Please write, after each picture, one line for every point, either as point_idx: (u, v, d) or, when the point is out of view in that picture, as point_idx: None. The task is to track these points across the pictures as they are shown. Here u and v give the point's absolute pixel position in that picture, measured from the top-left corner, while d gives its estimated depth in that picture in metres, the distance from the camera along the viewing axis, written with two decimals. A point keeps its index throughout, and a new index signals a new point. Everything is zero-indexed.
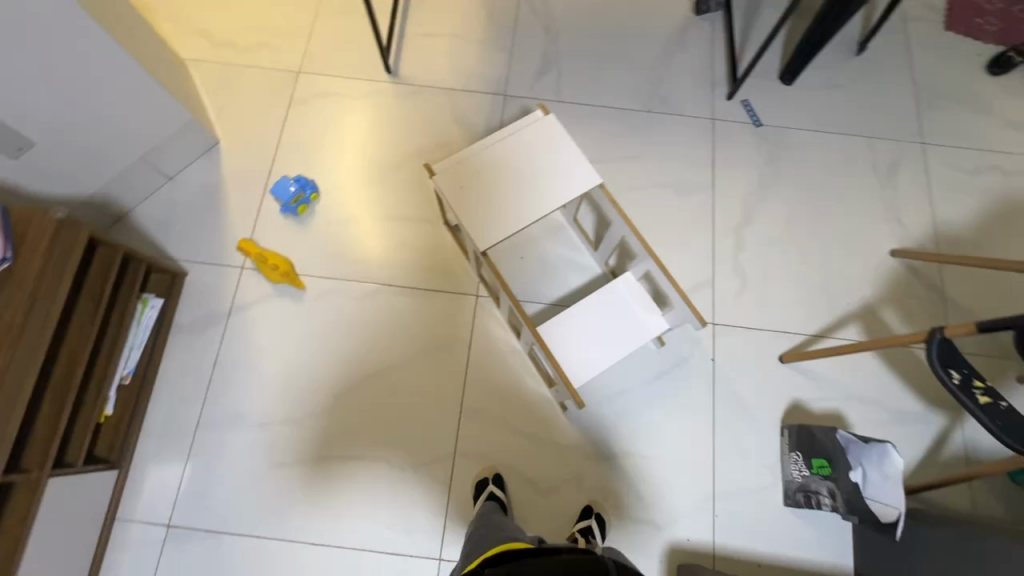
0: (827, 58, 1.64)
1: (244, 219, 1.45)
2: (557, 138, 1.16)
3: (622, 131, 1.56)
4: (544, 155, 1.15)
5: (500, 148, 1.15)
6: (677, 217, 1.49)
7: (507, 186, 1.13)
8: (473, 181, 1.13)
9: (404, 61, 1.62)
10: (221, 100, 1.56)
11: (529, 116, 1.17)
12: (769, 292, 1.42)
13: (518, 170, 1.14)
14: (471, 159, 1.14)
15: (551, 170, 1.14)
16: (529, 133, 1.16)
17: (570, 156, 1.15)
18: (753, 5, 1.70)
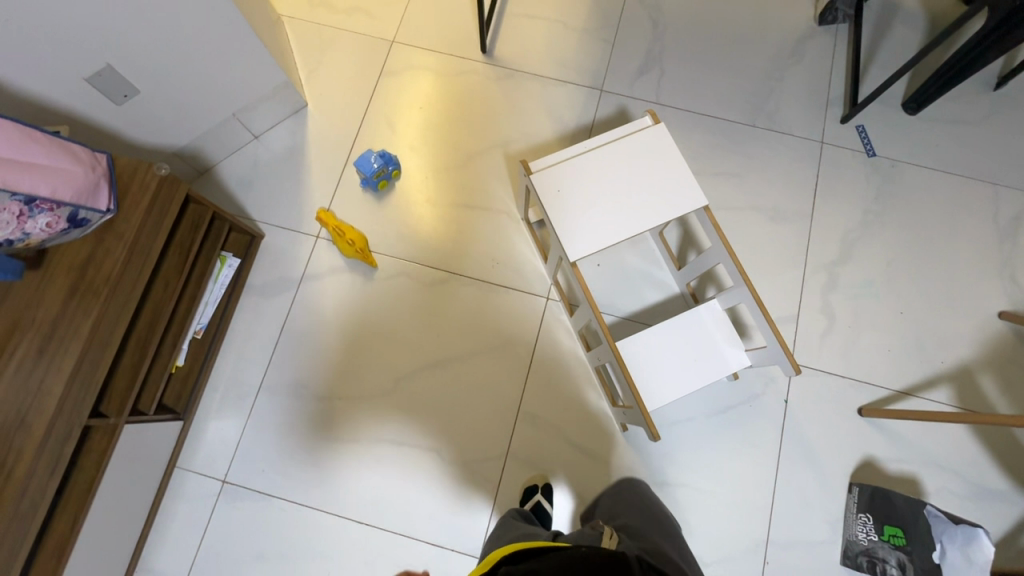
0: (960, 89, 1.49)
1: (324, 187, 1.44)
2: (664, 149, 1.09)
3: (721, 143, 1.46)
4: (647, 168, 1.08)
5: (603, 153, 1.09)
6: (768, 244, 1.39)
7: (604, 195, 1.07)
8: (570, 185, 1.07)
9: (500, 41, 1.55)
10: (313, 62, 1.54)
11: (636, 123, 1.12)
12: (855, 338, 1.33)
13: (618, 180, 1.08)
14: (570, 162, 1.09)
15: (653, 184, 1.07)
16: (634, 142, 1.10)
17: (676, 172, 1.08)
18: (885, 20, 1.54)
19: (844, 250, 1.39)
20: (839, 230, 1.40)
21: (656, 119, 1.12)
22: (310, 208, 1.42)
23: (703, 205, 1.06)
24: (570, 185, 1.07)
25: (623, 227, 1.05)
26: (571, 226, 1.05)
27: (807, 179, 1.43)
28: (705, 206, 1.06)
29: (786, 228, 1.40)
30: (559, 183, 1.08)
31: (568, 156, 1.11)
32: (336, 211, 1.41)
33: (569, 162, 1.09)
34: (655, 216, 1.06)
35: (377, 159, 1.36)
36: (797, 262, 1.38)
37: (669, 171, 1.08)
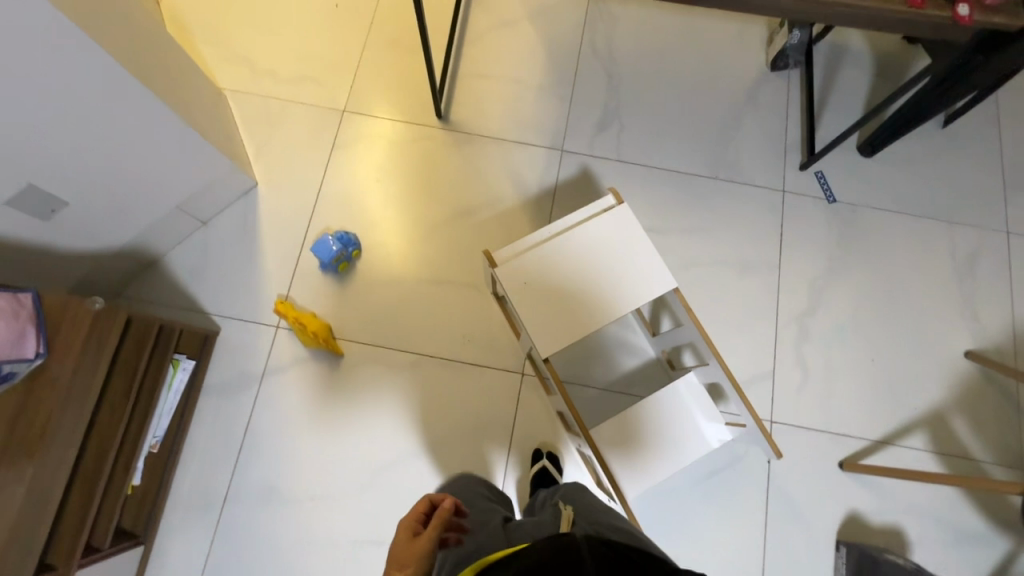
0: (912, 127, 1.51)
1: (281, 272, 1.37)
2: (629, 230, 1.07)
3: (685, 198, 1.45)
4: (613, 252, 1.06)
5: (567, 239, 1.07)
6: (739, 299, 1.39)
7: (571, 284, 1.04)
8: (536, 277, 1.05)
9: (455, 105, 1.51)
10: (261, 138, 1.47)
11: (600, 203, 1.10)
12: (830, 390, 1.34)
13: (585, 267, 1.05)
14: (535, 252, 1.06)
15: (620, 268, 1.05)
16: (599, 225, 1.07)
17: (643, 254, 1.06)
18: (834, 62, 1.56)
19: (813, 299, 1.40)
20: (807, 279, 1.40)
21: (620, 197, 1.10)
22: (267, 296, 1.35)
23: (673, 288, 1.04)
24: (536, 278, 1.05)
25: (594, 318, 1.03)
26: (540, 320, 1.03)
27: (771, 229, 1.43)
28: (675, 288, 1.04)
29: (756, 282, 1.39)
30: (525, 275, 1.05)
31: (532, 244, 1.08)
32: (295, 299, 1.35)
33: (533, 252, 1.06)
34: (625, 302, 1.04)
35: (335, 242, 1.32)
36: (768, 316, 1.38)
37: (636, 253, 1.06)
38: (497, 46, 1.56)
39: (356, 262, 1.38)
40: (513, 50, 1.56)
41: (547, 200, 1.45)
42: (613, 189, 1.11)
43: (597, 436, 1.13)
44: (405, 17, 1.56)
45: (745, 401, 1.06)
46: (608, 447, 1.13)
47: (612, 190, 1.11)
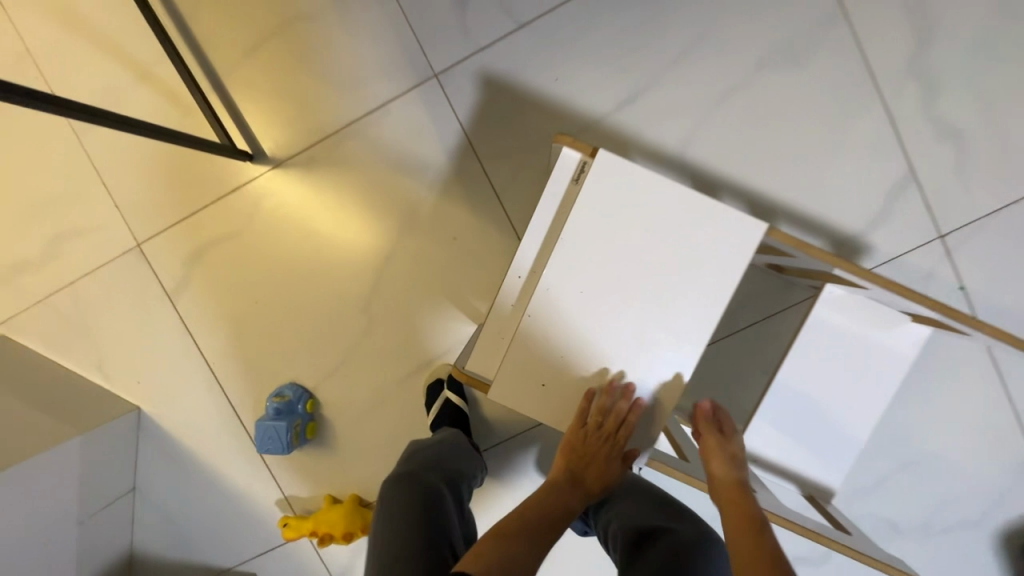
0: None
1: (252, 481, 1.01)
2: (634, 192, 0.61)
3: (648, 9, 0.86)
4: (635, 246, 0.62)
5: (558, 274, 0.63)
6: (809, 103, 0.87)
7: (610, 339, 0.64)
8: (562, 367, 0.64)
9: (254, 122, 0.94)
10: (87, 351, 1.00)
11: (558, 171, 0.64)
12: (1004, 137, 0.86)
13: (612, 298, 0.63)
14: (531, 336, 0.63)
15: (661, 262, 0.62)
16: (588, 225, 0.62)
17: (678, 214, 0.61)
18: None
19: (917, 22, 0.84)
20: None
21: (585, 149, 0.62)
22: (262, 512, 1.02)
23: (762, 231, 0.61)
24: (560, 367, 0.64)
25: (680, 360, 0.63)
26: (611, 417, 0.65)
27: None
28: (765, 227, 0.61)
29: (821, 62, 0.86)
30: (544, 376, 0.64)
31: (513, 321, 0.66)
32: (294, 498, 1.00)
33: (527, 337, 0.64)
34: (700, 302, 0.62)
35: (273, 419, 0.93)
36: (864, 96, 0.86)
37: (667, 220, 0.62)
38: None
39: (321, 411, 0.98)
40: None
41: (470, 162, 0.92)
42: (561, 141, 0.62)
43: (755, 454, 0.76)
44: (88, 49, 0.93)
45: (935, 305, 0.67)
46: (774, 455, 0.76)
47: (562, 144, 0.62)
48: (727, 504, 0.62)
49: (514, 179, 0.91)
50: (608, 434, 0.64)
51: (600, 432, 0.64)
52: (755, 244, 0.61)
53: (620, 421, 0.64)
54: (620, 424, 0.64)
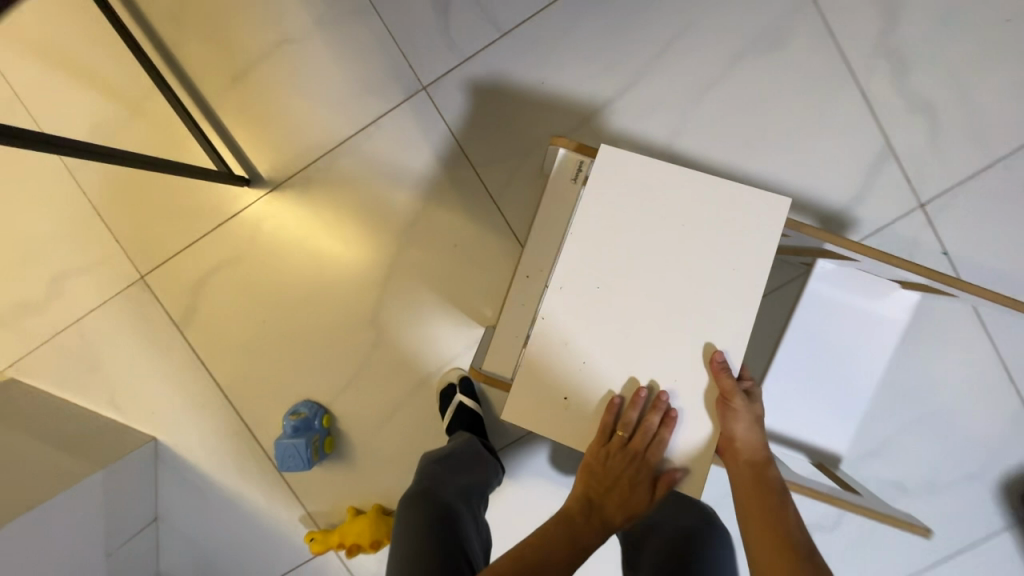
0: None
1: (273, 500, 1.02)
2: (647, 179, 0.62)
3: (625, 8, 0.89)
4: (655, 237, 0.62)
5: (573, 262, 0.62)
6: (787, 87, 0.90)
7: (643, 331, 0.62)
8: (587, 373, 0.62)
9: (248, 147, 0.95)
10: (98, 387, 1.01)
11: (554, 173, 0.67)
12: (973, 106, 0.90)
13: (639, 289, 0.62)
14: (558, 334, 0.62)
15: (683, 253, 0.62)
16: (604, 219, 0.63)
17: (696, 200, 0.62)
18: None
19: (883, 3, 0.88)
20: None
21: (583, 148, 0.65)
22: (285, 531, 1.03)
23: (780, 208, 0.61)
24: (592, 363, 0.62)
25: (724, 357, 0.60)
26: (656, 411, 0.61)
27: None
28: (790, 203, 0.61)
29: (795, 47, 0.89)
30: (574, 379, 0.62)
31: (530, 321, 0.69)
32: (317, 513, 1.01)
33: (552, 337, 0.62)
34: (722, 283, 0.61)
35: (291, 437, 0.94)
36: (838, 76, 0.89)
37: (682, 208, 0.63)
38: (217, 13, 0.92)
39: (337, 425, 0.99)
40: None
41: (464, 169, 0.94)
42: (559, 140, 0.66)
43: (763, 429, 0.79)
44: (76, 87, 0.94)
45: (919, 268, 0.69)
46: (781, 428, 0.79)
47: (560, 145, 0.66)
48: (752, 491, 0.61)
49: (508, 182, 0.94)
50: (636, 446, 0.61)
51: (625, 449, 0.61)
52: (778, 221, 0.61)
53: (647, 433, 0.60)
54: (649, 439, 0.60)
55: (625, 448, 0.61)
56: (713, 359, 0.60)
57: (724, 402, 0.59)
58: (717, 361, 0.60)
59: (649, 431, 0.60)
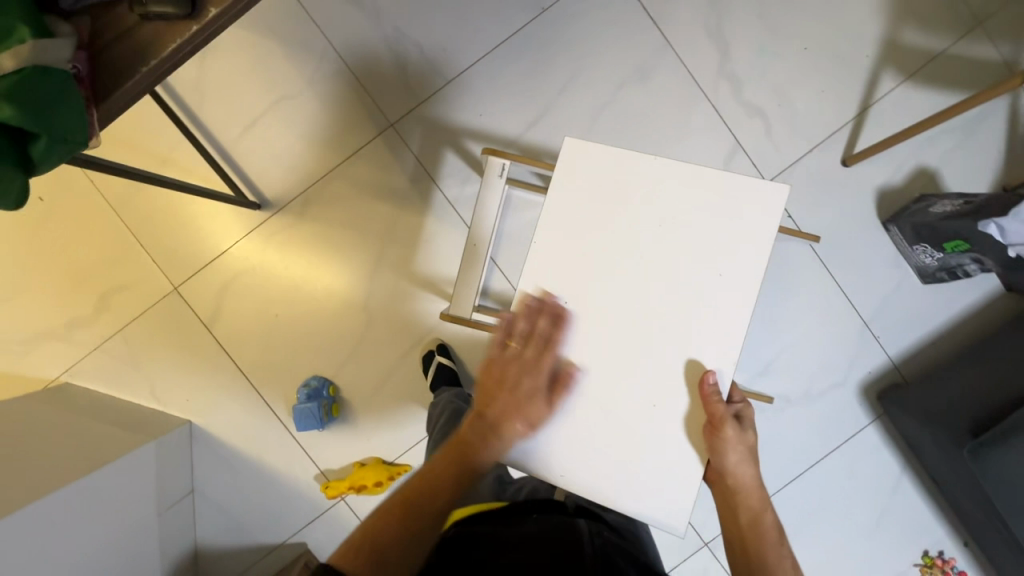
0: None
1: (293, 463, 1.24)
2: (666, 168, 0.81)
3: (537, 57, 1.22)
4: (665, 208, 0.80)
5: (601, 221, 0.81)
6: (659, 105, 1.23)
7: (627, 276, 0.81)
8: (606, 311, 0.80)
9: (258, 180, 1.23)
10: (141, 383, 1.23)
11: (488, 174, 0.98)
12: (792, 109, 1.24)
13: (632, 247, 0.81)
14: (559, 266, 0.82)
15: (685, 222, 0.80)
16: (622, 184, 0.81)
17: (709, 184, 0.80)
18: None
19: (718, 42, 1.23)
20: (699, 29, 1.23)
21: (503, 156, 0.96)
22: (304, 488, 1.25)
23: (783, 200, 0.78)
24: (584, 297, 0.81)
25: (709, 370, 0.77)
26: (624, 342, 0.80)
27: (631, 9, 1.22)
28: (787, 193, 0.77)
29: (661, 77, 1.23)
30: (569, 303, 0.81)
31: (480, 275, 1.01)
32: (330, 469, 1.24)
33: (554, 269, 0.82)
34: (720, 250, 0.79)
35: (306, 402, 1.18)
36: (694, 95, 1.23)
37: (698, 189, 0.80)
38: (229, 81, 1.21)
39: (342, 394, 1.24)
40: (247, 70, 1.21)
41: (428, 183, 1.23)
42: (486, 151, 0.97)
43: None
44: (120, 144, 1.20)
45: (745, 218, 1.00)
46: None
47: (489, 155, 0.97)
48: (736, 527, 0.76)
49: (462, 190, 1.23)
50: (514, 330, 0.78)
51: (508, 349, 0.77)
52: (772, 217, 0.78)
53: (526, 336, 0.78)
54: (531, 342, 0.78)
55: (522, 355, 0.77)
56: (703, 379, 0.77)
57: (715, 428, 0.75)
58: (709, 379, 0.76)
59: (538, 333, 0.79)
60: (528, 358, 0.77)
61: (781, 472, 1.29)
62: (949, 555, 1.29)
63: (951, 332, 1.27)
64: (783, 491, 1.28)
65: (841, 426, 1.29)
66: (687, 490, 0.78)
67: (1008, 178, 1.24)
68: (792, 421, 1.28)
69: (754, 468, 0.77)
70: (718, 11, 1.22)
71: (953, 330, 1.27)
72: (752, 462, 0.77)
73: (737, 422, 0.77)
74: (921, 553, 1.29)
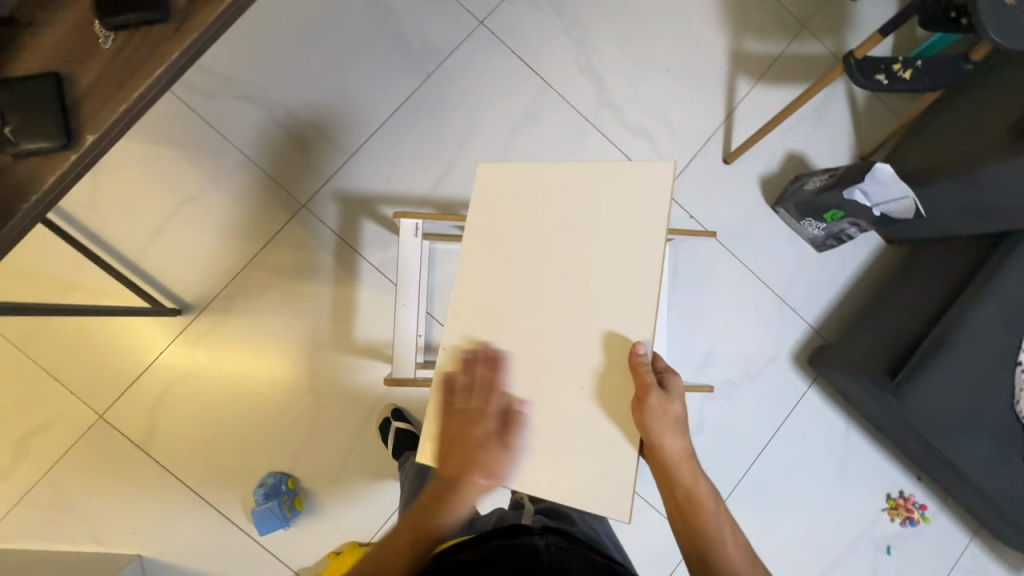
0: None
1: (263, 570, 1.16)
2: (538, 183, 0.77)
3: (431, 119, 1.29)
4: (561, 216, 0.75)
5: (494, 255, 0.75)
6: (553, 141, 1.33)
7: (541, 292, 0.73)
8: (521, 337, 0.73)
9: (175, 285, 1.19)
10: (76, 526, 1.13)
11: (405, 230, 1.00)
12: (671, 123, 1.37)
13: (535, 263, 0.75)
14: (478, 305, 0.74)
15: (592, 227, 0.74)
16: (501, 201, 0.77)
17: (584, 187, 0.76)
18: None
19: (591, 77, 1.35)
20: (573, 68, 1.35)
21: (415, 216, 1.00)
22: None
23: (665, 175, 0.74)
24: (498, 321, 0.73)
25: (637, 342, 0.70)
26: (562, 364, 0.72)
27: (509, 61, 1.32)
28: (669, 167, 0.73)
29: (549, 116, 1.33)
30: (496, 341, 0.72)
31: (417, 330, 1.01)
32: (303, 568, 1.17)
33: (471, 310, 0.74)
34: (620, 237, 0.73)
35: (264, 503, 1.12)
36: (583, 127, 1.34)
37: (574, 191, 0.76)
38: (127, 194, 1.19)
39: (302, 485, 1.19)
40: (144, 179, 1.20)
41: (350, 254, 1.24)
42: (398, 215, 1.01)
43: None
44: (15, 280, 1.14)
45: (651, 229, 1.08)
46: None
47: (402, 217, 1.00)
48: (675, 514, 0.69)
49: (386, 254, 1.25)
50: (480, 412, 0.68)
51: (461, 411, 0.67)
52: (665, 193, 0.73)
53: (467, 386, 0.69)
54: (474, 390, 0.69)
55: (470, 413, 0.67)
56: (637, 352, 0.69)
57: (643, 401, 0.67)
58: (638, 350, 0.69)
59: (478, 379, 0.70)
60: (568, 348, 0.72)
61: (746, 453, 1.35)
62: (909, 492, 1.38)
63: (852, 289, 1.41)
64: (751, 470, 1.34)
65: (784, 395, 1.37)
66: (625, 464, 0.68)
67: (861, 147, 1.42)
68: (742, 402, 1.36)
69: (684, 440, 0.69)
70: (586, 50, 1.35)
71: (853, 287, 1.41)
72: (680, 432, 0.68)
73: (661, 390, 0.68)
74: (885, 497, 1.38)
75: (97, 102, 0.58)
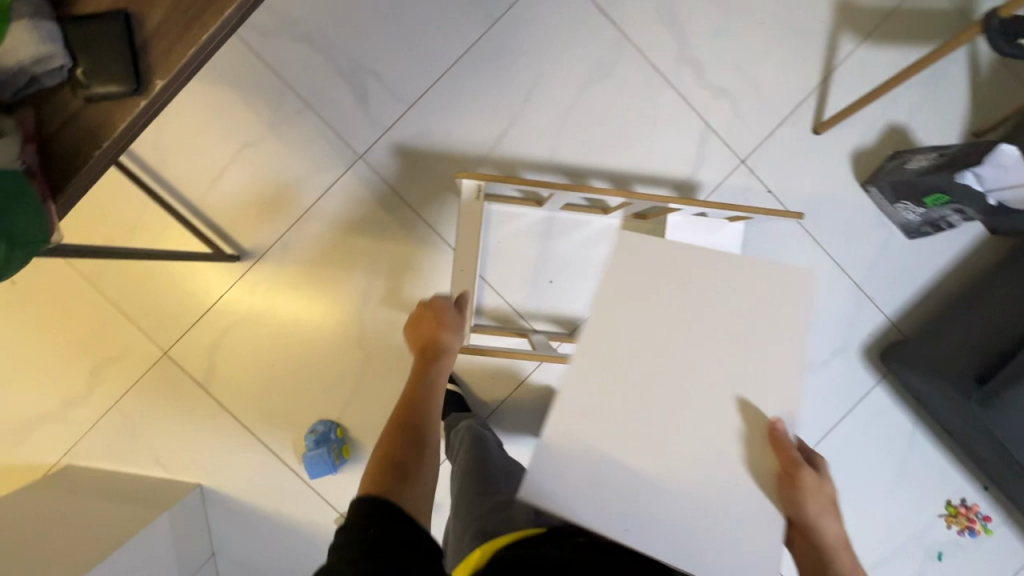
0: None
1: (312, 509, 1.22)
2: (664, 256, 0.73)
3: (495, 70, 1.20)
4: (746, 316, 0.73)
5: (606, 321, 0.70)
6: (625, 100, 1.22)
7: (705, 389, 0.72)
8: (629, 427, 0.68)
9: (234, 231, 1.20)
10: (145, 453, 1.20)
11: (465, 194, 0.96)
12: (757, 85, 1.24)
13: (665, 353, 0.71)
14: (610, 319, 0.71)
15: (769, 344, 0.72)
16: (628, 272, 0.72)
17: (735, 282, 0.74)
18: None
19: (673, 30, 1.22)
20: (655, 19, 1.22)
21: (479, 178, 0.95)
22: (326, 533, 1.23)
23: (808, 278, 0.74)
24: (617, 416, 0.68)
25: (778, 420, 0.70)
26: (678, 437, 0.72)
27: (583, 7, 1.21)
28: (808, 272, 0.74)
29: (623, 72, 1.22)
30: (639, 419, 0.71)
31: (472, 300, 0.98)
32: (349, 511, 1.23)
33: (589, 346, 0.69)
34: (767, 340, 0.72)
35: (315, 449, 1.16)
36: (658, 86, 1.23)
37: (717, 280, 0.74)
38: (189, 136, 1.19)
39: (350, 435, 1.22)
40: (205, 122, 1.18)
41: (405, 210, 1.21)
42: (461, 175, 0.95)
43: None
44: (86, 217, 1.17)
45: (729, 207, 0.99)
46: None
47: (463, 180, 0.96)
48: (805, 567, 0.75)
49: (440, 212, 1.22)
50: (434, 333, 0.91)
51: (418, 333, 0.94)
52: (806, 297, 0.74)
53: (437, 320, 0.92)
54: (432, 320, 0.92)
55: (440, 322, 0.92)
56: (774, 429, 0.69)
57: (792, 477, 0.69)
58: (778, 428, 0.69)
59: (445, 318, 0.93)
60: (450, 305, 0.95)
61: None
62: (972, 501, 1.30)
63: (941, 283, 1.28)
64: None
65: (848, 389, 1.29)
66: (774, 534, 0.69)
67: (976, 123, 1.25)
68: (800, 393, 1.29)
69: (837, 523, 0.73)
70: None
71: (943, 280, 1.28)
72: (834, 514, 0.73)
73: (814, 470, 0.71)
74: (944, 503, 1.30)
75: (164, 45, 0.55)
